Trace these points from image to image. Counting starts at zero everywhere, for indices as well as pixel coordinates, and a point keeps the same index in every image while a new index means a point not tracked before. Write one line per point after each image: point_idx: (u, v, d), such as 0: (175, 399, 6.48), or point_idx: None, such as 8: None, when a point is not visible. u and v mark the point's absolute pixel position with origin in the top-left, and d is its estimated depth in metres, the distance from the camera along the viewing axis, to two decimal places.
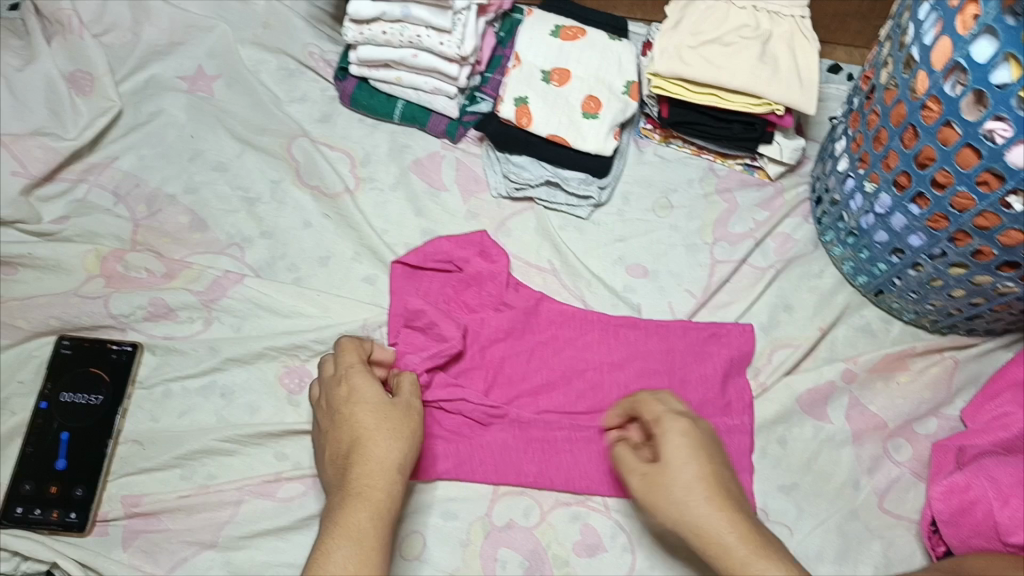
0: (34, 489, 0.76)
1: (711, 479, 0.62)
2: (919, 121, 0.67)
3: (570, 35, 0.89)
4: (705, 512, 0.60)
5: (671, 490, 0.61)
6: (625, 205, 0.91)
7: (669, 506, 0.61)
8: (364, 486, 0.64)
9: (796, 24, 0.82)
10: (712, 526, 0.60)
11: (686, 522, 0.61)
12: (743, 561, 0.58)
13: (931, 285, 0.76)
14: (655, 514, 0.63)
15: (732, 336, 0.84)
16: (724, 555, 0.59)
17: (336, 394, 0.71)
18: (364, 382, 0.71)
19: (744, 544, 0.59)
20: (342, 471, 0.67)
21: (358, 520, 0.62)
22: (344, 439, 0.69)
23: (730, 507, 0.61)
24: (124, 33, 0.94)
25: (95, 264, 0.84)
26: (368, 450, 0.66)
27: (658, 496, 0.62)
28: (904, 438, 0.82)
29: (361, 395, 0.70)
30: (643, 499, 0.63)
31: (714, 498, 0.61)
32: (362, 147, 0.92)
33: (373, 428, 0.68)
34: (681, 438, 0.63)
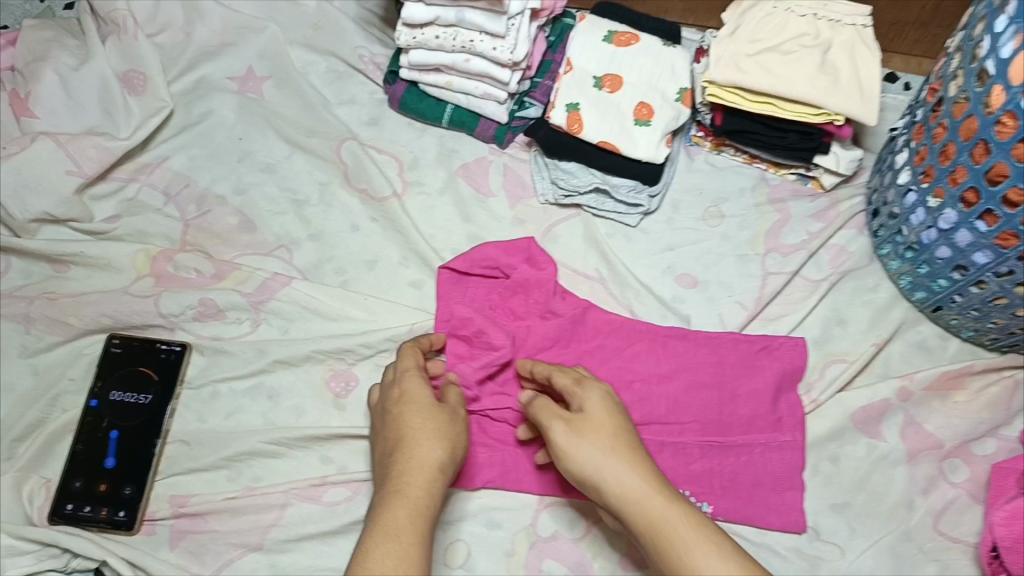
0: (84, 486, 0.76)
1: (624, 433, 0.66)
2: (992, 137, 0.65)
3: (623, 41, 0.87)
4: (618, 454, 0.64)
5: (591, 433, 0.65)
6: (674, 213, 0.90)
7: (590, 445, 0.64)
8: (403, 483, 0.64)
9: (858, 33, 0.80)
10: (622, 466, 0.63)
11: (601, 462, 0.63)
12: (651, 496, 0.61)
13: (995, 303, 0.75)
14: (571, 457, 0.65)
15: (784, 350, 0.82)
16: (631, 496, 0.62)
17: (388, 396, 0.72)
18: (414, 384, 0.71)
19: (653, 488, 0.62)
20: (386, 469, 0.66)
21: (396, 515, 0.61)
22: (390, 438, 0.69)
23: (642, 457, 0.64)
24: (176, 33, 0.94)
25: (145, 264, 0.84)
26: (411, 448, 0.66)
27: (578, 437, 0.65)
28: (961, 459, 0.79)
29: (411, 396, 0.70)
30: (561, 443, 0.66)
31: (627, 446, 0.64)
32: (410, 150, 0.91)
33: (418, 428, 0.67)
34: (602, 396, 0.69)
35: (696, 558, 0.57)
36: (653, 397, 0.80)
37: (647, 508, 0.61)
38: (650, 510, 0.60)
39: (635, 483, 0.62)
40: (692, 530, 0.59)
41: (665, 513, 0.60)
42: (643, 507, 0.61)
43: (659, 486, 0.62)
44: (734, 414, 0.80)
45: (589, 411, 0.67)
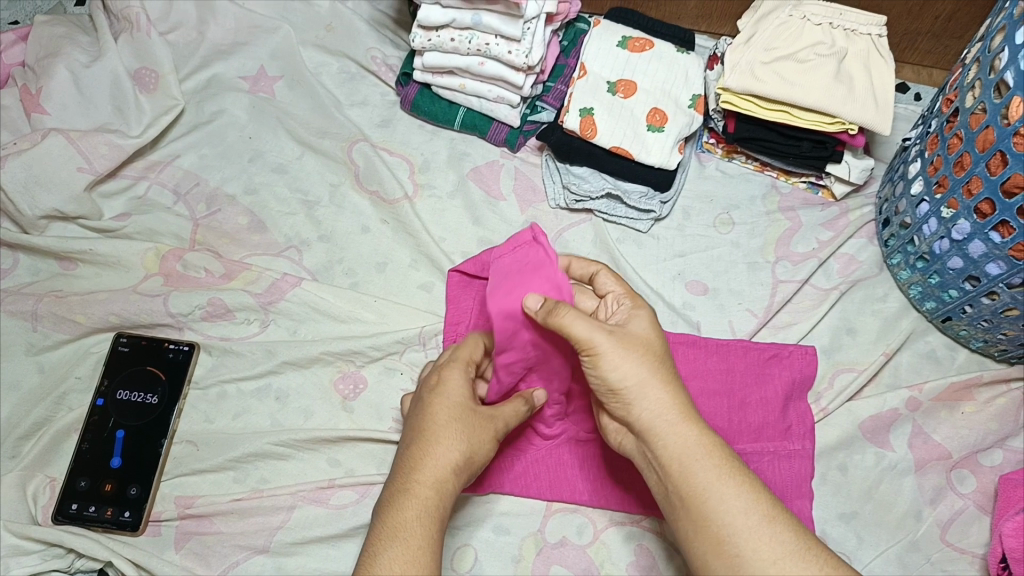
0: (89, 486, 0.76)
1: (664, 355, 0.63)
2: (1009, 148, 0.65)
3: (637, 47, 0.87)
4: (665, 377, 0.61)
5: (640, 350, 0.61)
6: (685, 219, 0.90)
7: (637, 362, 0.60)
8: (413, 481, 0.61)
9: (873, 43, 0.80)
10: (665, 391, 0.60)
11: (645, 379, 0.60)
12: (687, 431, 0.59)
13: (1006, 314, 0.74)
14: (614, 368, 0.60)
15: (794, 358, 0.81)
16: (668, 419, 0.59)
17: (426, 379, 0.68)
18: (450, 374, 0.67)
19: (690, 417, 0.60)
20: (401, 463, 0.64)
21: (403, 516, 0.59)
22: (411, 430, 0.66)
23: (678, 383, 0.62)
24: (189, 31, 0.94)
25: (154, 262, 0.84)
26: (429, 444, 0.63)
27: (626, 349, 0.60)
28: (969, 469, 0.79)
29: (445, 387, 0.66)
30: (608, 352, 0.60)
31: (669, 369, 0.62)
32: (421, 153, 0.91)
33: (441, 425, 0.64)
34: (644, 314, 0.65)
35: (725, 488, 0.56)
36: None
37: (682, 434, 0.59)
38: (684, 437, 0.59)
39: (675, 408, 0.60)
40: (723, 462, 0.58)
41: (699, 442, 0.59)
42: (674, 431, 0.59)
43: (695, 415, 0.60)
44: (743, 422, 0.79)
45: (632, 328, 0.63)
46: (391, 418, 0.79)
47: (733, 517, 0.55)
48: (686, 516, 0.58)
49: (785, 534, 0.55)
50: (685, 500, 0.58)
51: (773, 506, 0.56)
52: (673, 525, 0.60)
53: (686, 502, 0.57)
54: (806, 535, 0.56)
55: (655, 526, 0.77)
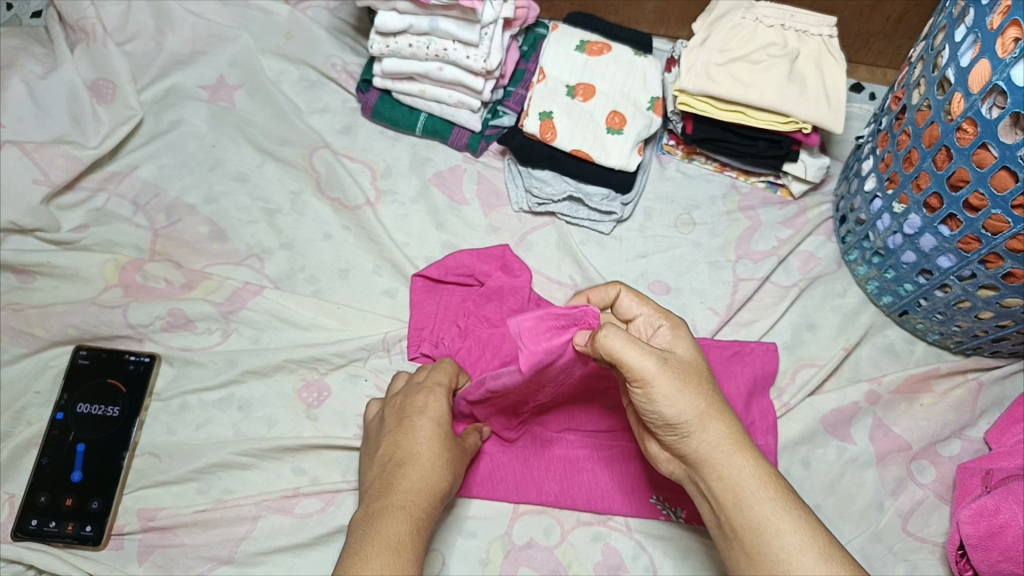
0: (49, 501, 0.75)
1: (712, 382, 0.59)
2: (953, 143, 0.66)
3: (595, 50, 0.88)
4: (719, 409, 0.58)
5: (694, 382, 0.57)
6: (647, 220, 0.90)
7: (693, 395, 0.57)
8: (409, 498, 0.63)
9: (824, 43, 0.82)
10: (720, 424, 0.57)
11: (703, 413, 0.57)
12: (742, 463, 0.57)
13: (959, 306, 0.76)
14: (672, 404, 0.56)
15: (755, 354, 0.82)
16: (725, 452, 0.57)
17: (411, 402, 0.70)
18: (439, 402, 0.69)
19: (746, 447, 0.58)
20: (388, 478, 0.65)
21: (396, 529, 0.60)
22: (398, 448, 0.67)
23: (731, 410, 0.59)
24: (146, 41, 0.93)
25: (113, 273, 0.83)
26: (424, 466, 0.65)
27: (682, 382, 0.57)
28: (928, 460, 0.80)
29: (435, 411, 0.69)
30: (666, 387, 0.56)
31: (722, 398, 0.59)
32: (383, 159, 0.91)
33: (433, 449, 0.66)
34: (688, 336, 0.61)
35: (783, 524, 0.55)
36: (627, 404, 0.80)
37: (741, 467, 0.57)
38: (740, 469, 0.57)
39: (733, 441, 0.57)
40: (780, 496, 0.56)
41: (756, 476, 0.56)
42: (730, 464, 0.57)
43: (750, 445, 0.58)
44: None
45: (680, 355, 0.59)
46: (356, 424, 0.79)
47: (792, 554, 0.54)
48: (741, 549, 0.56)
49: (847, 572, 0.52)
50: (739, 533, 0.56)
51: (832, 544, 0.54)
52: (727, 557, 0.58)
53: (743, 536, 0.56)
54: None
55: (623, 524, 0.78)
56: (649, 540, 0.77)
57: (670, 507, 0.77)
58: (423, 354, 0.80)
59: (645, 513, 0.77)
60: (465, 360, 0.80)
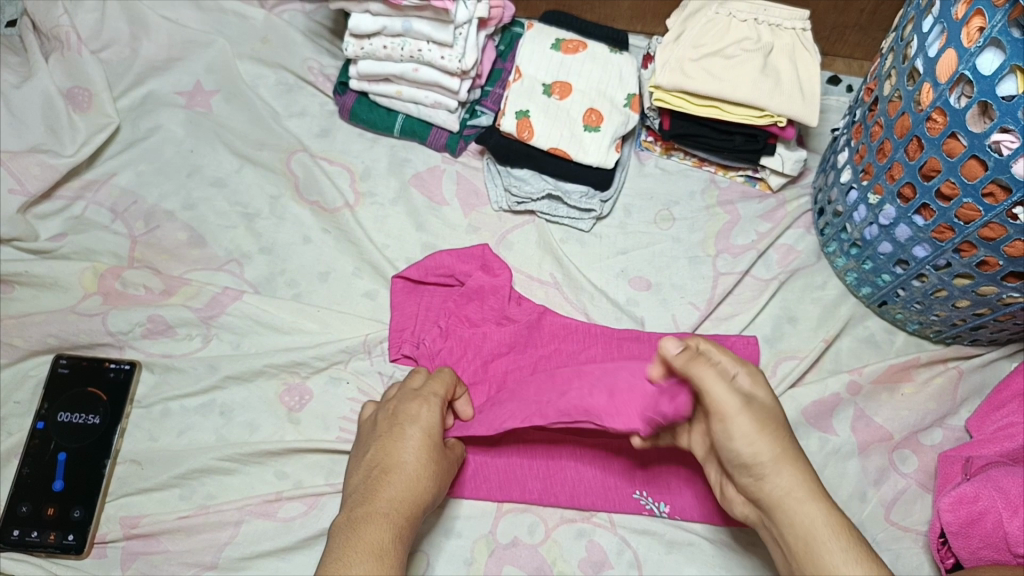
0: (31, 511, 0.75)
1: (788, 428, 0.61)
2: (923, 133, 0.66)
3: (571, 48, 0.88)
4: (797, 455, 0.59)
5: (773, 427, 0.59)
6: (626, 217, 0.91)
7: (770, 436, 0.58)
8: (393, 509, 0.62)
9: (797, 36, 0.82)
10: (794, 468, 0.58)
11: (780, 457, 0.58)
12: (814, 508, 0.58)
13: (936, 296, 0.76)
14: (748, 444, 0.58)
15: (736, 348, 0.82)
16: (801, 498, 0.58)
17: (403, 407, 0.68)
18: (431, 412, 0.68)
19: (821, 494, 0.59)
20: (372, 484, 0.64)
21: (377, 539, 0.60)
22: (386, 454, 0.66)
23: (805, 455, 0.60)
24: (122, 49, 0.93)
25: (92, 282, 0.83)
26: (410, 478, 0.64)
27: (758, 424, 0.58)
28: (910, 449, 0.81)
29: (427, 422, 0.67)
30: (744, 426, 0.57)
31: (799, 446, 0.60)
32: (362, 161, 0.91)
33: (421, 461, 0.65)
34: (764, 383, 0.63)
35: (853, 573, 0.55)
36: None
37: (813, 514, 0.57)
38: (812, 515, 0.57)
39: (809, 487, 0.58)
40: (851, 545, 0.56)
41: (828, 522, 0.57)
42: (802, 509, 0.58)
43: (824, 494, 0.59)
44: None
45: (760, 397, 0.61)
46: (338, 427, 0.79)
47: None
48: None
49: None
50: None
51: None
52: None
53: None
54: None
55: (607, 520, 0.78)
56: (633, 535, 0.77)
57: (653, 502, 0.77)
58: (405, 355, 0.81)
59: (628, 508, 0.77)
60: (446, 360, 0.80)
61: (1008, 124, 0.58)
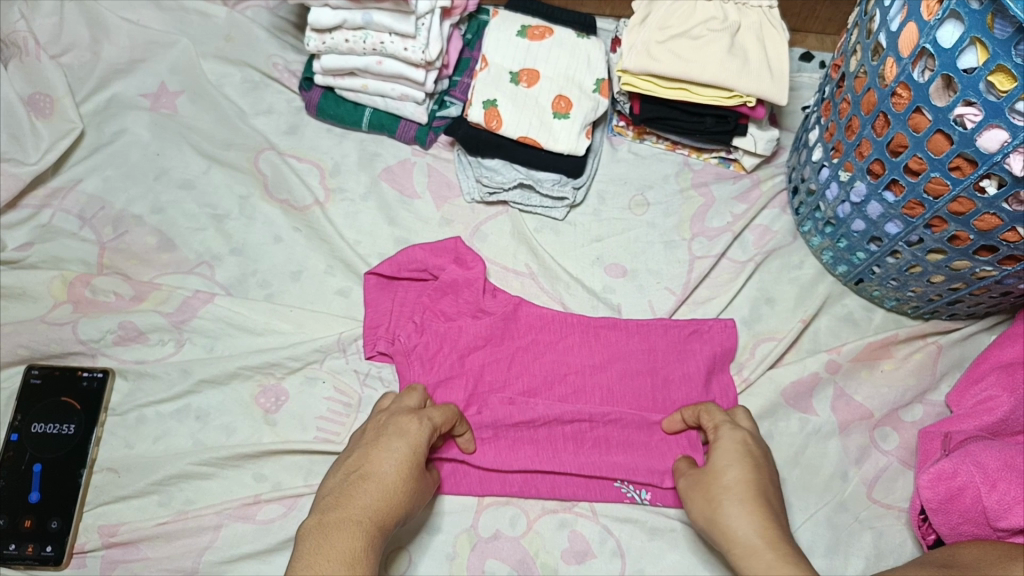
0: (7, 524, 0.74)
1: (742, 482, 0.64)
2: (889, 109, 0.65)
3: (537, 35, 0.87)
4: (738, 509, 0.62)
5: (712, 491, 0.65)
6: (600, 204, 0.90)
7: (703, 499, 0.65)
8: (367, 517, 0.61)
9: (764, 14, 0.81)
10: (733, 520, 0.62)
11: (714, 515, 0.64)
12: (755, 557, 0.59)
13: (911, 272, 0.76)
14: (691, 511, 0.66)
15: (713, 332, 0.82)
16: (742, 552, 0.61)
17: (394, 419, 0.67)
18: (421, 428, 0.67)
19: (766, 546, 0.59)
20: (347, 489, 0.63)
21: (348, 546, 0.59)
22: (367, 460, 0.65)
23: (763, 507, 0.62)
24: (82, 52, 0.92)
25: (61, 290, 0.82)
26: (388, 489, 0.63)
27: (696, 491, 0.66)
28: (891, 427, 0.80)
29: (415, 437, 0.66)
30: (687, 498, 0.67)
31: (749, 500, 0.62)
32: (331, 157, 0.90)
33: (401, 475, 0.64)
34: (733, 442, 0.67)
35: None
36: (588, 388, 0.80)
37: (752, 567, 0.59)
38: (752, 563, 0.59)
39: (747, 540, 0.60)
40: None
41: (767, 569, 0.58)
42: (746, 561, 0.60)
43: (769, 545, 0.59)
44: (668, 400, 0.80)
45: (712, 462, 0.67)
46: (316, 427, 0.79)
47: None
48: None
49: None
50: None
51: None
52: None
53: None
54: None
55: (589, 510, 0.77)
56: (615, 524, 0.77)
57: (635, 490, 0.77)
58: (380, 352, 0.80)
59: (611, 497, 0.77)
60: (422, 356, 0.80)
61: (971, 96, 0.58)
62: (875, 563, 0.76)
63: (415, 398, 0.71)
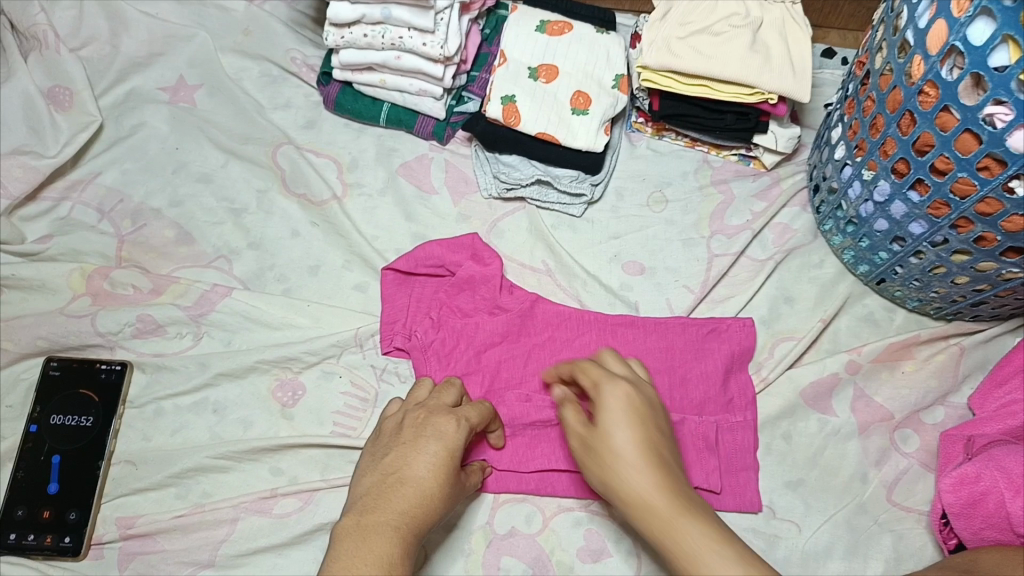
0: (27, 514, 0.75)
1: (620, 425, 0.62)
2: (915, 107, 0.65)
3: (556, 30, 0.87)
4: (635, 474, 0.60)
5: (596, 446, 0.63)
6: (619, 201, 0.89)
7: (588, 455, 0.64)
8: (405, 521, 0.61)
9: (787, 11, 0.81)
10: (626, 469, 0.61)
11: (610, 474, 0.62)
12: (656, 502, 0.59)
13: (935, 272, 0.75)
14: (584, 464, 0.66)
15: (733, 331, 0.81)
16: (644, 504, 0.59)
17: (430, 421, 0.68)
18: (458, 431, 0.67)
19: (661, 482, 0.59)
20: (385, 491, 0.63)
21: (386, 550, 0.59)
22: (404, 463, 0.65)
23: (646, 443, 0.62)
24: (102, 45, 0.92)
25: (80, 282, 0.82)
26: (426, 495, 0.63)
27: (584, 450, 0.65)
28: (912, 429, 0.79)
29: (451, 440, 0.67)
30: (581, 459, 0.65)
31: (643, 461, 0.60)
32: (348, 152, 0.90)
33: (438, 479, 0.64)
34: (611, 393, 0.64)
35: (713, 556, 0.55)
36: None
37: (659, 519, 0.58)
38: (652, 503, 0.59)
39: (643, 488, 0.60)
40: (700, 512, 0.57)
41: (664, 496, 0.59)
42: (650, 508, 0.59)
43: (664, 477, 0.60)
44: (685, 399, 0.79)
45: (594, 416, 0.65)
46: (333, 421, 0.79)
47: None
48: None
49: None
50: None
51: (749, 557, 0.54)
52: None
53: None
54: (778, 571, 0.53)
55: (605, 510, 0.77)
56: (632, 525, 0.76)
57: None
58: (397, 348, 0.80)
59: None
60: (439, 352, 0.80)
61: (1002, 95, 0.57)
62: (895, 567, 0.75)
63: (451, 396, 0.72)
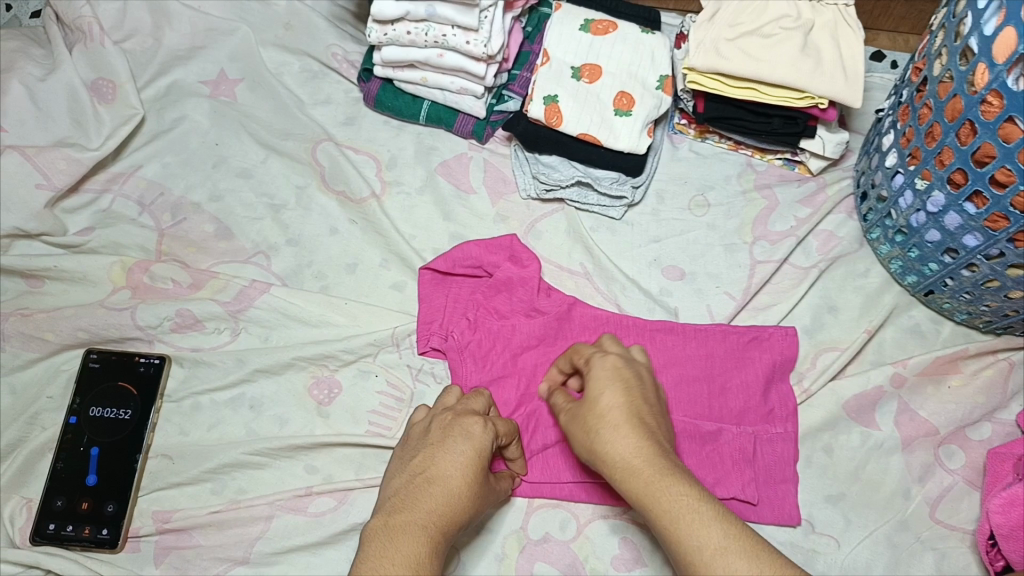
0: (66, 505, 0.75)
1: (605, 393, 0.62)
2: (977, 117, 0.63)
3: (601, 29, 0.85)
4: (618, 436, 0.59)
5: (582, 413, 0.63)
6: (659, 204, 0.88)
7: (573, 424, 0.64)
8: (432, 521, 0.60)
9: (839, 13, 0.78)
10: (608, 435, 0.60)
11: (592, 442, 0.61)
12: (638, 470, 0.58)
13: (987, 286, 0.72)
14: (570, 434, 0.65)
15: (774, 340, 0.80)
16: (625, 472, 0.59)
17: (457, 421, 0.67)
18: (485, 430, 0.66)
19: (645, 450, 0.59)
20: (413, 492, 0.62)
21: (413, 551, 0.58)
22: (432, 463, 0.64)
23: (632, 411, 0.61)
24: (144, 38, 0.92)
25: (121, 275, 0.83)
26: (453, 494, 0.62)
27: (570, 420, 0.64)
28: (957, 445, 0.77)
29: (479, 440, 0.65)
30: (567, 429, 0.65)
31: (627, 424, 0.60)
32: (387, 149, 0.89)
33: (466, 478, 0.63)
34: (601, 365, 0.64)
35: (693, 528, 0.55)
36: None
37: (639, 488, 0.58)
38: (635, 471, 0.58)
39: (624, 457, 0.59)
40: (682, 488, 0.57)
41: (644, 462, 0.58)
42: (631, 479, 0.59)
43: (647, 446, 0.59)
44: (724, 408, 0.78)
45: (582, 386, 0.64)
46: (368, 421, 0.78)
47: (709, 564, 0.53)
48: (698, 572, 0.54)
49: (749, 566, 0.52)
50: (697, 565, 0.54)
51: (730, 534, 0.54)
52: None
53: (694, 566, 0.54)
54: (759, 546, 0.54)
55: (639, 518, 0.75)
56: None
57: None
58: (433, 348, 0.79)
59: None
60: (475, 353, 0.79)
61: None
62: None
63: (480, 403, 0.72)
